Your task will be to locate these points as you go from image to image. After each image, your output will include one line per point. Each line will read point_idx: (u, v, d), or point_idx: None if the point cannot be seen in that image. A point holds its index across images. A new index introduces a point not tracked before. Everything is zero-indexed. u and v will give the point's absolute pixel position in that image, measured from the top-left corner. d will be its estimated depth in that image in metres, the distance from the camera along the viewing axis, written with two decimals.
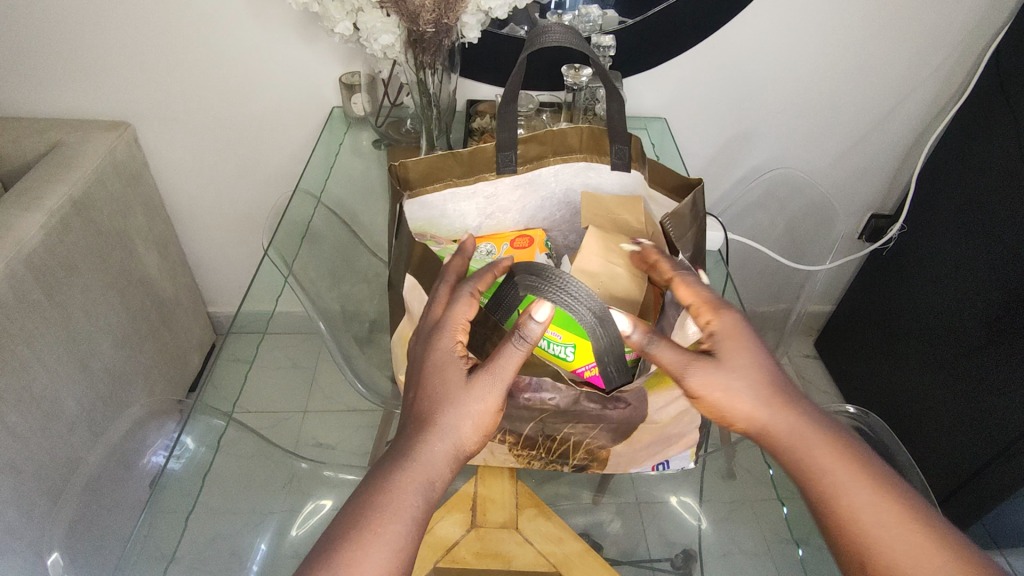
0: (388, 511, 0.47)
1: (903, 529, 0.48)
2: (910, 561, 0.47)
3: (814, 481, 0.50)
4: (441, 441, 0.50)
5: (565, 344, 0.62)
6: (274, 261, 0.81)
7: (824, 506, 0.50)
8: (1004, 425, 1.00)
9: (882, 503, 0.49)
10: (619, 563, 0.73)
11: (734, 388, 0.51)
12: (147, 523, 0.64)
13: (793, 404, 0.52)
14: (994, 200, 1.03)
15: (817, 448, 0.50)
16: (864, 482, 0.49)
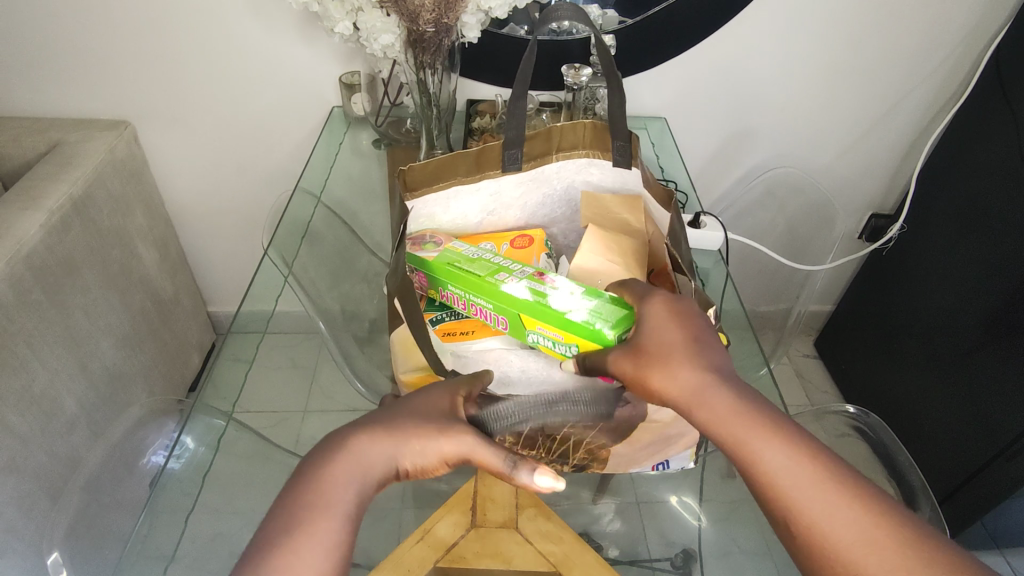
0: (325, 511, 0.42)
1: (824, 496, 0.42)
2: (830, 528, 0.41)
3: (730, 450, 0.47)
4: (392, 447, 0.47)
5: (568, 345, 0.61)
6: (274, 261, 0.83)
7: (742, 474, 0.47)
8: (1002, 426, 0.99)
9: (802, 469, 0.44)
10: (620, 563, 0.74)
11: (645, 363, 0.51)
12: (147, 523, 0.66)
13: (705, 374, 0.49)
14: (992, 200, 1.03)
15: (727, 413, 0.47)
16: (777, 443, 0.45)
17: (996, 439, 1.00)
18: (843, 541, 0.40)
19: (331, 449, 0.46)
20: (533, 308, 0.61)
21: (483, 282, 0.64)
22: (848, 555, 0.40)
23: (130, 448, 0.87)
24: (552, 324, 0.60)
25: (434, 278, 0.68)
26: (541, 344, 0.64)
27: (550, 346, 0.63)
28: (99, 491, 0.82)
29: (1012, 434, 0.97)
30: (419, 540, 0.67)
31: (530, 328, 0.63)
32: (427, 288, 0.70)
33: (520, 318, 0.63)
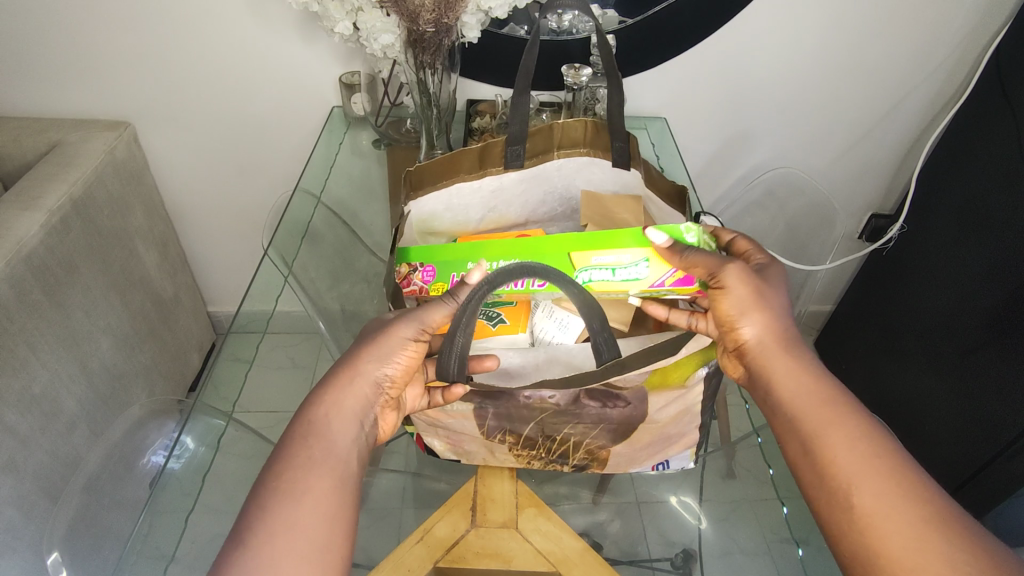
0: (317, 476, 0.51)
1: (883, 473, 0.49)
2: (877, 496, 0.48)
3: (793, 407, 0.55)
4: (357, 386, 0.56)
5: (638, 261, 0.61)
6: (274, 260, 0.81)
7: (795, 429, 0.54)
8: (1003, 423, 0.98)
9: (869, 447, 0.50)
10: (620, 563, 0.74)
11: (755, 302, 0.58)
12: (147, 522, 0.65)
13: (788, 350, 0.58)
14: (993, 198, 1.01)
15: (803, 385, 0.56)
16: (843, 425, 0.52)
17: (997, 438, 0.99)
18: (884, 517, 0.47)
19: (307, 430, 0.53)
20: (589, 239, 0.60)
21: (518, 243, 0.61)
22: (887, 523, 0.46)
23: (130, 449, 0.87)
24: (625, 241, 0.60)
25: (441, 270, 0.63)
26: (600, 279, 0.61)
27: (611, 279, 0.61)
28: (100, 491, 0.82)
29: (1014, 432, 0.96)
30: (419, 541, 0.67)
31: (584, 263, 0.61)
32: (433, 286, 0.64)
33: (570, 259, 0.61)
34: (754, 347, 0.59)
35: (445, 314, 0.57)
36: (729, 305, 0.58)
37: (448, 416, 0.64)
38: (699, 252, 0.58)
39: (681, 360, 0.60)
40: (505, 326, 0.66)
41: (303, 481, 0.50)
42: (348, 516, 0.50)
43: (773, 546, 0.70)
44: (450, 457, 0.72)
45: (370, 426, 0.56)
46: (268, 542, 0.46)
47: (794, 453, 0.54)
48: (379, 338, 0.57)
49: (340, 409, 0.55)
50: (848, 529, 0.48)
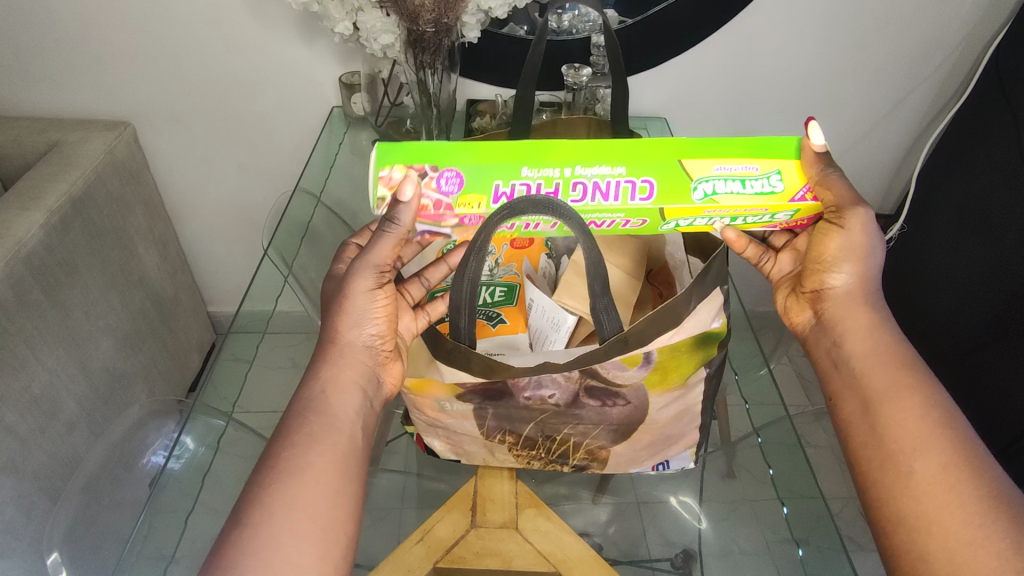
0: (323, 456, 0.51)
1: (949, 447, 0.50)
2: (940, 468, 0.49)
3: (860, 367, 0.56)
4: (345, 353, 0.57)
5: (769, 173, 0.52)
6: (274, 261, 0.81)
7: (859, 390, 0.55)
8: (1004, 424, 0.97)
9: (939, 420, 0.51)
10: (619, 563, 0.75)
11: (862, 248, 0.56)
12: (146, 522, 0.67)
13: (875, 307, 0.58)
14: (993, 197, 1.00)
15: (880, 348, 0.56)
16: (914, 396, 0.53)
17: (994, 439, 0.98)
18: (938, 490, 0.49)
19: (309, 412, 0.53)
20: (700, 143, 0.51)
21: (593, 146, 0.51)
22: (948, 495, 0.48)
23: (131, 449, 0.87)
24: (751, 151, 0.51)
25: (471, 174, 0.51)
26: (725, 193, 0.51)
27: (739, 193, 0.51)
28: (101, 491, 0.82)
29: (1013, 433, 0.95)
30: (419, 541, 0.68)
31: (703, 172, 0.51)
32: (458, 196, 0.52)
33: (681, 167, 0.50)
34: (839, 294, 0.58)
35: (391, 246, 0.55)
36: (836, 246, 0.56)
37: (449, 416, 0.64)
38: (840, 175, 0.52)
39: (680, 360, 0.60)
40: (505, 326, 0.67)
41: (305, 460, 0.50)
42: (353, 491, 0.51)
43: (774, 546, 0.70)
44: (450, 457, 0.72)
45: (374, 391, 0.58)
46: (270, 524, 0.47)
47: (851, 411, 0.55)
48: (345, 303, 0.57)
49: (338, 383, 0.55)
50: (898, 498, 0.50)
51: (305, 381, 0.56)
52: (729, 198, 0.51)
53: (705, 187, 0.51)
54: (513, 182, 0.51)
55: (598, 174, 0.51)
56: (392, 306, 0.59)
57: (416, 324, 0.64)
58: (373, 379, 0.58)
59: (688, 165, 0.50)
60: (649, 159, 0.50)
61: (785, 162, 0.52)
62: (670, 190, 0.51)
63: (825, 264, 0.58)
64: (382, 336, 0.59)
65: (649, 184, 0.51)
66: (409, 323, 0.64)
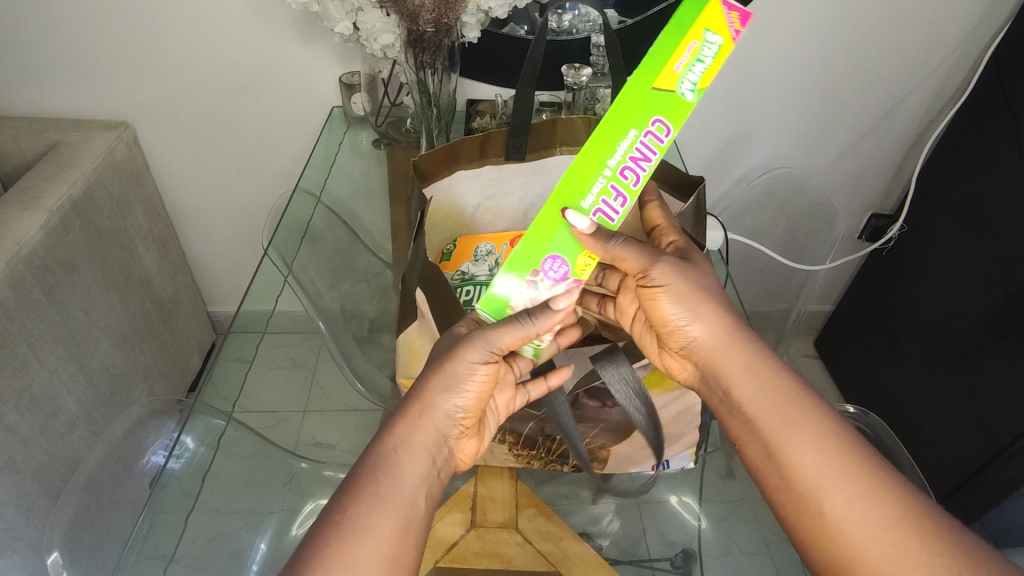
0: (377, 533, 0.46)
1: (851, 476, 0.49)
2: (846, 503, 0.48)
3: (751, 410, 0.54)
4: (430, 423, 0.52)
5: (704, 35, 0.48)
6: (274, 260, 0.80)
7: (756, 434, 0.53)
8: (1003, 424, 0.97)
9: (833, 447, 0.50)
10: (619, 562, 0.74)
11: (692, 300, 0.57)
12: (148, 521, 0.66)
13: (744, 342, 0.56)
14: (994, 197, 1.00)
15: (768, 389, 0.54)
16: (805, 430, 0.51)
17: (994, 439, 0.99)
18: (855, 527, 0.47)
19: (375, 477, 0.49)
20: (648, 65, 0.48)
21: (595, 139, 0.50)
22: (858, 531, 0.47)
23: (130, 448, 0.87)
24: (671, 47, 0.48)
25: (564, 248, 0.53)
26: (704, 75, 0.49)
27: (707, 67, 0.49)
28: (100, 491, 0.82)
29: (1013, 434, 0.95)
30: None
31: (675, 82, 0.49)
32: (571, 271, 0.55)
33: (661, 90, 0.49)
34: (700, 341, 0.57)
35: (519, 337, 0.52)
36: (669, 305, 0.57)
37: None
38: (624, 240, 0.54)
39: None
40: None
41: (367, 522, 0.47)
42: (408, 565, 0.47)
43: None
44: None
45: (441, 463, 0.53)
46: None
47: (755, 455, 0.53)
48: (444, 366, 0.53)
49: (410, 450, 0.51)
50: (822, 543, 0.48)
51: (380, 442, 0.51)
52: (706, 83, 0.50)
53: (689, 86, 0.49)
54: (592, 212, 0.52)
55: (627, 152, 0.50)
56: (488, 384, 0.54)
57: (515, 402, 0.60)
58: (442, 449, 0.53)
59: (662, 91, 0.49)
60: (629, 103, 0.49)
61: (703, 15, 0.48)
62: (673, 115, 0.50)
63: (668, 324, 0.58)
64: (467, 411, 0.53)
65: (660, 124, 0.50)
66: (507, 398, 0.59)
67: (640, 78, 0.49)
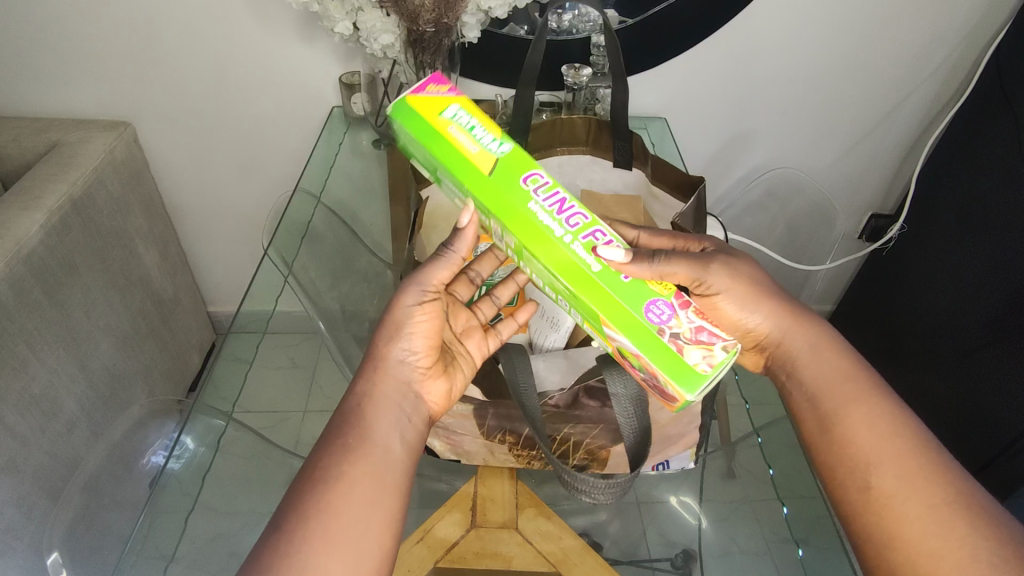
0: (354, 476, 0.49)
1: (905, 456, 0.50)
2: (895, 481, 0.49)
3: (816, 393, 0.55)
4: (388, 370, 0.56)
5: (453, 122, 0.53)
6: (274, 261, 0.80)
7: (816, 412, 0.54)
8: (1003, 424, 0.97)
9: (891, 428, 0.51)
10: (619, 563, 0.75)
11: (751, 299, 0.57)
12: (147, 522, 0.68)
13: (804, 323, 0.58)
14: (993, 196, 1.00)
15: (833, 374, 0.55)
16: (864, 410, 0.52)
17: (994, 438, 0.98)
18: (901, 505, 0.48)
19: (344, 432, 0.52)
20: (470, 181, 0.52)
21: (533, 240, 0.50)
22: (906, 508, 0.48)
23: (131, 448, 0.87)
24: (455, 154, 0.53)
25: (636, 296, 0.49)
26: (483, 124, 0.53)
27: (478, 122, 0.53)
28: (100, 491, 0.82)
29: (1013, 434, 0.95)
30: (419, 541, 0.68)
31: (489, 158, 0.52)
32: (661, 296, 0.49)
33: (492, 171, 0.52)
34: (766, 333, 0.58)
35: (447, 269, 0.58)
36: (734, 309, 0.57)
37: (450, 416, 0.64)
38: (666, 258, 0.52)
39: None
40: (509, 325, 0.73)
41: (339, 470, 0.49)
42: (391, 501, 0.50)
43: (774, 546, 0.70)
44: (449, 457, 0.72)
45: (411, 407, 0.56)
46: (305, 533, 0.46)
47: (811, 431, 0.55)
48: (389, 321, 0.57)
49: (375, 401, 0.54)
50: (867, 518, 0.50)
51: (345, 405, 0.54)
52: (497, 130, 0.54)
53: (492, 142, 0.53)
54: (599, 253, 0.49)
55: (550, 214, 0.50)
56: (436, 323, 0.59)
57: (488, 344, 0.66)
58: (411, 393, 0.56)
59: (491, 168, 0.52)
60: (498, 186, 0.51)
61: (444, 121, 0.53)
62: (521, 169, 0.52)
63: (735, 324, 0.58)
64: (424, 350, 0.57)
65: (528, 177, 0.51)
66: (477, 342, 0.65)
67: (479, 191, 0.52)
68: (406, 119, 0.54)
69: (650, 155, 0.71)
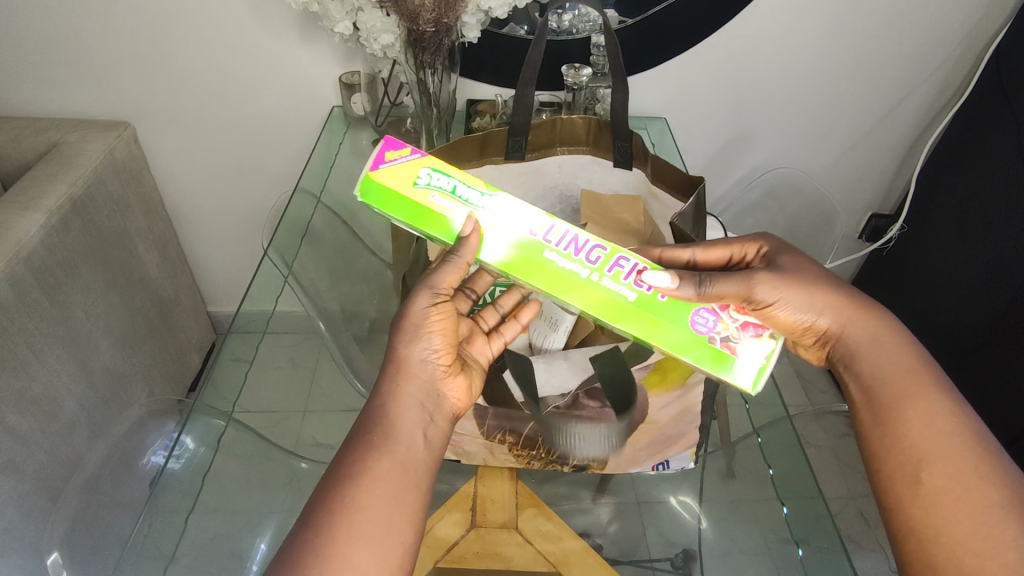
0: (381, 474, 0.50)
1: (958, 454, 0.51)
2: (946, 477, 0.51)
3: (872, 385, 0.56)
4: (409, 373, 0.55)
5: (428, 187, 0.53)
6: (274, 261, 0.81)
7: (870, 404, 0.56)
8: (1004, 424, 0.97)
9: (948, 425, 0.53)
10: (619, 563, 0.74)
11: (807, 299, 0.56)
12: (146, 523, 0.67)
13: (867, 318, 0.57)
14: (995, 196, 1.00)
15: (891, 368, 0.56)
16: (921, 405, 0.54)
17: (994, 439, 0.98)
18: (948, 503, 0.50)
19: (368, 432, 0.52)
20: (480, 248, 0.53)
21: (559, 290, 0.52)
22: (953, 504, 0.50)
23: (131, 448, 0.87)
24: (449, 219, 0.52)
25: (678, 313, 0.51)
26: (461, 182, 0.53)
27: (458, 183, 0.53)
28: (100, 491, 0.82)
29: (1014, 434, 0.95)
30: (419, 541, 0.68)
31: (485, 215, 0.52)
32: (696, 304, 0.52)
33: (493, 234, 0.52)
34: (829, 329, 0.58)
35: (455, 274, 0.54)
36: (789, 313, 0.56)
37: None
38: (712, 279, 0.52)
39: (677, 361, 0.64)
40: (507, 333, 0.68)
41: (363, 467, 0.50)
42: (416, 499, 0.50)
43: (774, 546, 0.70)
44: (449, 457, 0.72)
45: (434, 405, 0.56)
46: (330, 526, 0.47)
47: (864, 422, 0.56)
48: (404, 325, 0.56)
49: (398, 404, 0.53)
50: (912, 510, 0.52)
51: (370, 409, 0.53)
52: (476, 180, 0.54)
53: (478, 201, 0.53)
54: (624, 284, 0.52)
55: (566, 256, 0.52)
56: (451, 323, 0.57)
57: (490, 348, 0.64)
58: (433, 394, 0.56)
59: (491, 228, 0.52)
60: (508, 243, 0.52)
61: (422, 193, 0.53)
62: (521, 219, 0.53)
63: (792, 325, 0.57)
64: (444, 349, 0.56)
65: (532, 228, 0.52)
66: (483, 346, 0.63)
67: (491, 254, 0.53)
68: (374, 198, 0.52)
69: (650, 154, 0.70)
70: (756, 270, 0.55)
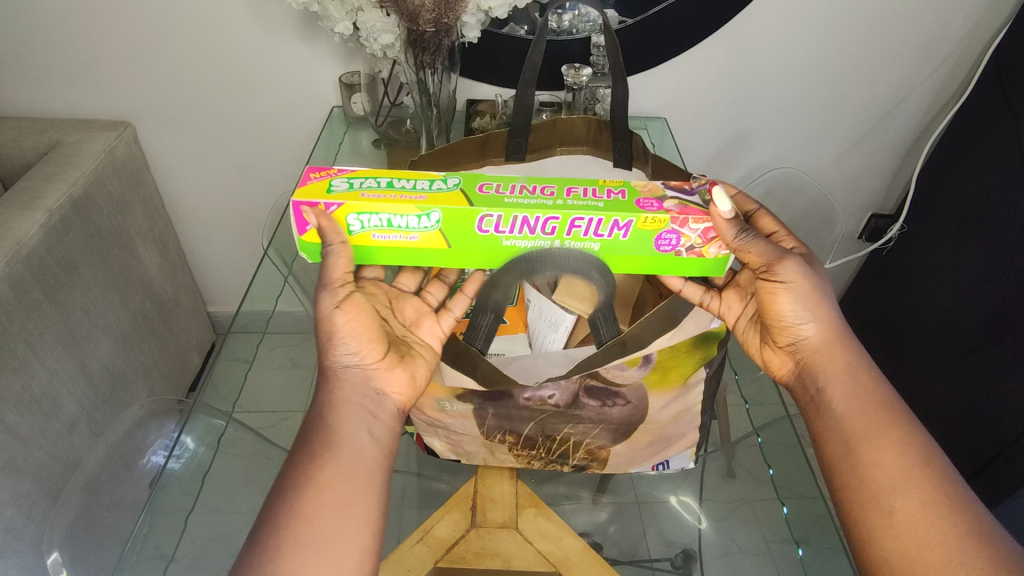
0: (325, 481, 0.51)
1: (926, 484, 0.52)
2: (919, 506, 0.51)
3: (840, 407, 0.56)
4: (341, 376, 0.56)
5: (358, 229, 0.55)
6: (274, 261, 0.81)
7: (840, 431, 0.56)
8: (1003, 423, 0.97)
9: (917, 458, 0.53)
10: (619, 563, 0.75)
11: (812, 300, 0.58)
12: (147, 521, 0.67)
13: (849, 348, 0.59)
14: (993, 196, 1.00)
15: (863, 395, 0.56)
16: (891, 438, 0.54)
17: (995, 438, 0.98)
18: (919, 532, 0.50)
19: (308, 441, 0.53)
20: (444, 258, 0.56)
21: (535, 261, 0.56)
22: (927, 534, 0.49)
23: (130, 448, 0.87)
24: (400, 245, 0.56)
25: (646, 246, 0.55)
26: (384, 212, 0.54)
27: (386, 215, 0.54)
28: (100, 490, 0.82)
29: (1014, 433, 0.95)
30: (419, 541, 0.68)
31: (429, 231, 0.54)
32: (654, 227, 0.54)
33: (447, 239, 0.55)
34: (809, 341, 0.59)
35: (342, 261, 0.54)
36: (786, 304, 0.58)
37: (449, 416, 0.66)
38: (756, 238, 0.55)
39: (679, 360, 0.62)
40: (506, 327, 0.69)
41: (306, 476, 0.51)
42: (366, 499, 0.51)
43: (774, 546, 0.70)
44: (449, 457, 0.73)
45: (374, 405, 0.56)
46: (276, 535, 0.48)
47: (833, 451, 0.56)
48: (322, 331, 0.56)
49: (335, 411, 0.54)
50: (882, 538, 0.51)
51: (309, 419, 0.55)
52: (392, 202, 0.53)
53: (414, 225, 0.54)
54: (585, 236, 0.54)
55: (523, 236, 0.54)
56: (366, 318, 0.57)
57: (441, 327, 0.63)
58: (370, 393, 0.56)
59: (442, 237, 0.55)
60: (463, 246, 0.55)
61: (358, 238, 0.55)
62: (467, 219, 0.54)
63: (782, 317, 0.59)
64: (364, 348, 0.56)
65: (481, 225, 0.53)
66: (430, 326, 0.63)
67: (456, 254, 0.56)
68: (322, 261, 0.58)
69: (651, 154, 0.70)
70: (790, 254, 0.58)
